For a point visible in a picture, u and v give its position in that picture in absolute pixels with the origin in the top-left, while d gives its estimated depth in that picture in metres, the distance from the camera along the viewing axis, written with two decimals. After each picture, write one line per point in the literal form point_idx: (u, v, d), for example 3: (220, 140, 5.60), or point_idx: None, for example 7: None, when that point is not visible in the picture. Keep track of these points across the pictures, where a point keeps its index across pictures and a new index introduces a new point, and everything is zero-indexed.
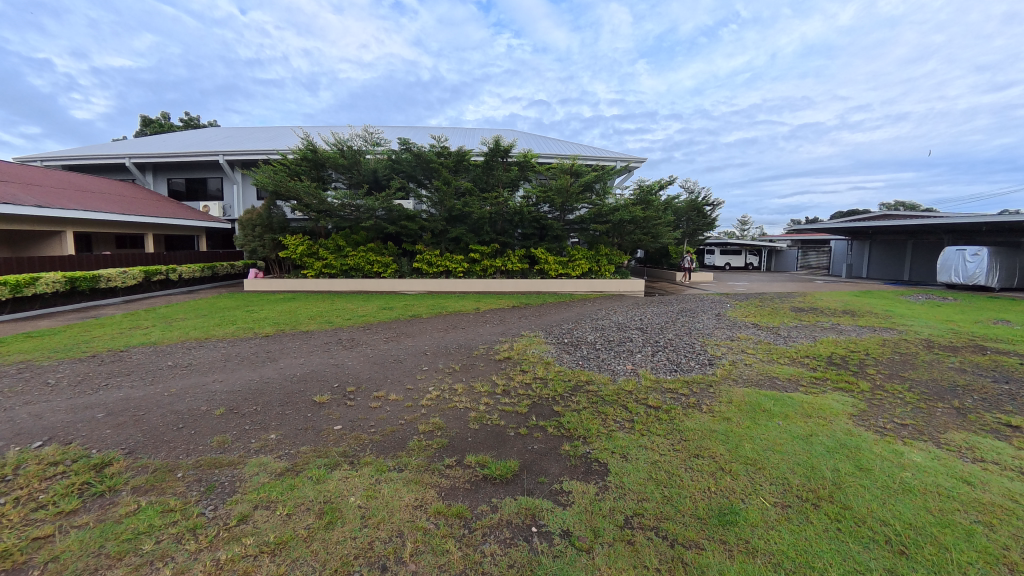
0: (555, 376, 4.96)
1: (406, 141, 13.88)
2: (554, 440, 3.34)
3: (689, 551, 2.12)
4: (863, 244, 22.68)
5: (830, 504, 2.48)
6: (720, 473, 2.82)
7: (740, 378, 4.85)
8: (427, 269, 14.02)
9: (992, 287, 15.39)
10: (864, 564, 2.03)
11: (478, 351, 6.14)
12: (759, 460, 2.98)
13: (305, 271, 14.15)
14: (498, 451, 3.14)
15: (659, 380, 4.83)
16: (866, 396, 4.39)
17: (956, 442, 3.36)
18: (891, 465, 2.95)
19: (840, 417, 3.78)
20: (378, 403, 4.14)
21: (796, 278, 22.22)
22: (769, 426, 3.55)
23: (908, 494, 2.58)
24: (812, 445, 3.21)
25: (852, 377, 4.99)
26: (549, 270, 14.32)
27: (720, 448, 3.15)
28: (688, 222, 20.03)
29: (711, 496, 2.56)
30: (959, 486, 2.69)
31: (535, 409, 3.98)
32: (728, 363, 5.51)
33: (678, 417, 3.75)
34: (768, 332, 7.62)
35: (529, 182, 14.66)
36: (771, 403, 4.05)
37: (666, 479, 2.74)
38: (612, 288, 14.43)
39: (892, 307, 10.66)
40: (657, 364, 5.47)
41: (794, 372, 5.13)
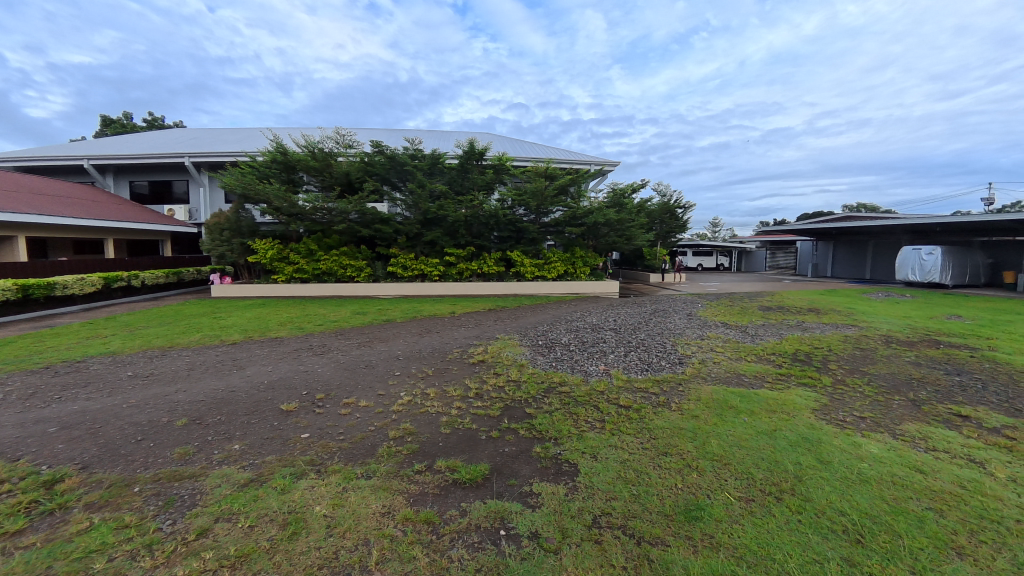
0: (529, 378, 4.99)
1: (379, 143, 13.67)
2: (526, 441, 3.35)
3: (655, 548, 2.15)
4: (827, 244, 23.61)
5: (792, 497, 2.56)
6: (687, 469, 2.88)
7: (708, 376, 4.96)
8: (402, 272, 13.91)
9: (947, 285, 16.18)
10: (822, 555, 2.09)
11: (452, 355, 6.11)
12: (725, 456, 3.05)
13: (276, 276, 13.81)
14: (468, 455, 3.13)
15: (630, 380, 4.90)
16: (828, 390, 4.56)
17: (910, 433, 3.52)
18: (849, 457, 3.06)
19: (803, 412, 3.91)
20: (348, 409, 4.06)
21: (765, 278, 22.93)
22: (736, 422, 3.64)
23: (865, 486, 2.68)
24: (775, 440, 3.30)
25: (816, 374, 5.16)
26: (525, 273, 14.39)
27: (687, 445, 3.22)
28: (661, 224, 20.50)
29: (678, 493, 2.61)
30: (912, 475, 2.82)
31: (508, 411, 3.99)
32: (698, 362, 5.63)
33: (648, 416, 3.82)
34: (737, 331, 7.79)
35: (504, 185, 14.70)
36: (738, 400, 4.15)
37: (635, 478, 2.78)
38: (588, 289, 14.59)
39: (854, 305, 11.08)
40: (629, 364, 5.55)
41: (760, 370, 5.27)
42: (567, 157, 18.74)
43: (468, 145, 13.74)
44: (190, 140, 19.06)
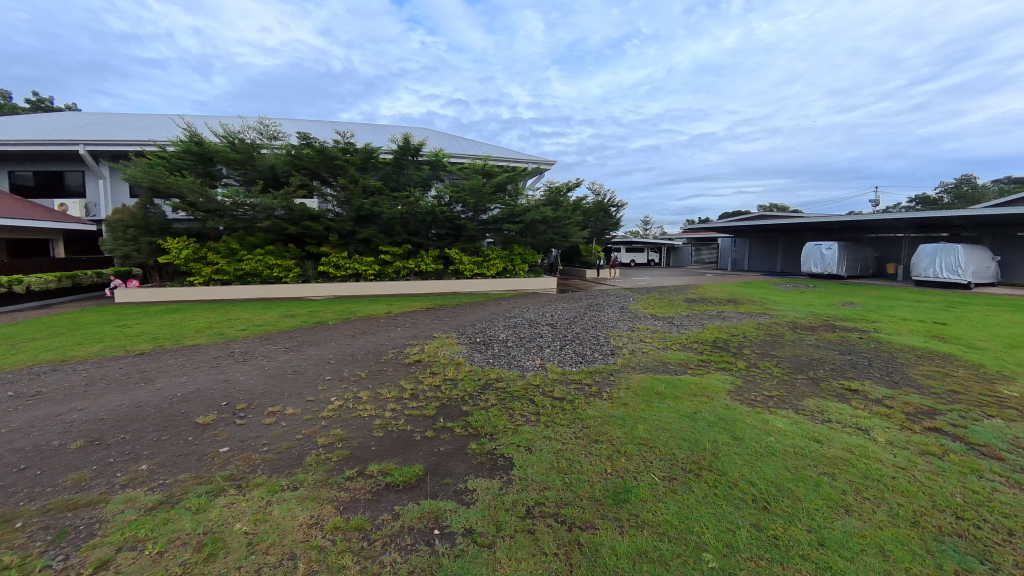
0: (466, 375, 4.99)
1: (307, 135, 12.97)
2: (461, 439, 3.35)
3: (585, 532, 2.25)
4: (744, 240, 25.74)
5: (710, 473, 2.78)
6: (616, 455, 3.03)
7: (638, 366, 5.25)
8: (335, 271, 13.31)
9: (841, 275, 18.26)
10: (734, 523, 2.28)
11: (387, 356, 5.96)
12: (651, 439, 3.25)
13: (191, 277, 12.65)
14: (403, 457, 3.07)
15: (565, 372, 5.07)
16: (742, 373, 5.01)
17: (810, 408, 3.94)
18: (758, 432, 3.38)
19: (720, 394, 4.25)
20: (273, 419, 3.83)
21: (692, 272, 24.56)
22: (661, 407, 3.88)
23: (771, 457, 2.97)
24: (696, 421, 3.57)
25: (732, 358, 5.63)
26: (464, 270, 14.36)
27: (617, 432, 3.38)
28: (596, 222, 21.32)
29: (608, 478, 2.74)
30: (809, 445, 3.17)
31: (445, 410, 3.97)
32: (628, 352, 5.94)
33: (581, 406, 3.97)
34: (664, 322, 8.30)
35: (442, 182, 14.58)
36: (664, 386, 4.44)
37: (567, 467, 2.88)
38: (527, 286, 14.86)
39: (764, 295, 12.22)
40: (564, 357, 5.73)
41: (684, 357, 5.66)
42: (505, 154, 18.89)
43: (403, 140, 13.48)
44: (85, 126, 16.92)
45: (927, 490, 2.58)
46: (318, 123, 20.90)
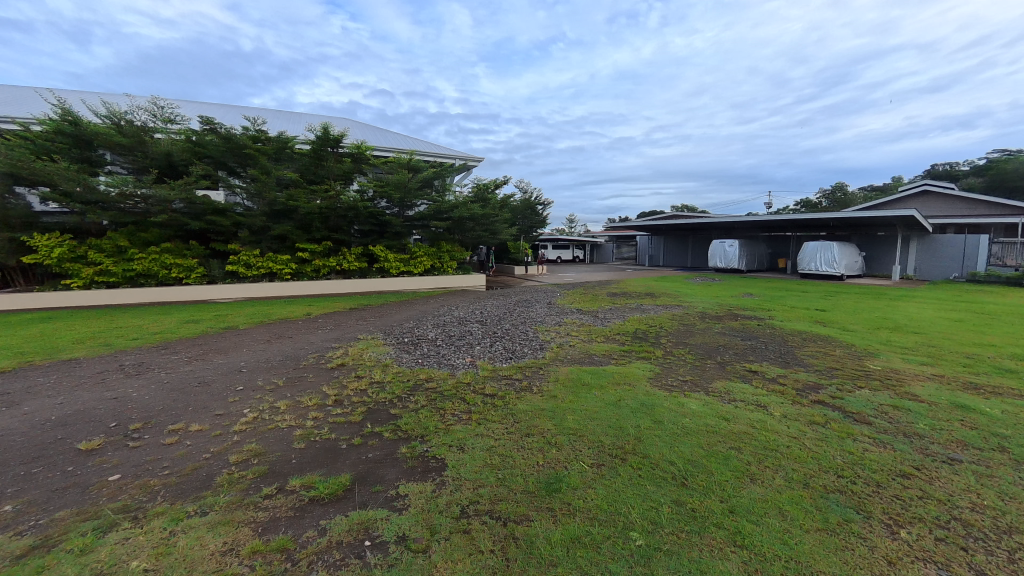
0: (394, 377, 4.84)
1: (210, 120, 11.78)
2: (391, 444, 3.25)
3: (520, 526, 2.28)
4: (659, 237, 27.67)
5: (634, 456, 2.95)
6: (547, 446, 3.11)
7: (565, 358, 5.45)
8: (245, 271, 12.19)
9: (741, 269, 20.33)
10: (657, 501, 2.45)
11: (307, 361, 5.58)
12: (579, 428, 3.38)
13: (65, 280, 10.87)
14: (328, 468, 2.91)
15: (495, 368, 5.11)
16: (660, 360, 5.40)
17: (718, 389, 4.36)
18: (675, 414, 3.66)
19: (641, 381, 4.55)
20: (174, 438, 3.42)
21: (613, 267, 25.92)
22: (588, 397, 4.05)
23: (687, 437, 3.23)
24: (620, 408, 3.77)
25: (650, 348, 6.03)
26: (389, 268, 13.86)
27: (547, 424, 3.48)
28: (523, 219, 21.73)
29: (540, 470, 2.80)
30: (719, 423, 3.49)
31: (372, 415, 3.82)
32: (556, 346, 6.13)
33: (512, 401, 4.03)
34: (589, 316, 8.68)
35: (365, 176, 13.97)
36: (590, 377, 4.65)
37: (501, 463, 2.91)
38: (456, 283, 14.73)
39: (677, 289, 13.25)
40: (494, 354, 5.77)
41: (608, 348, 5.96)
42: (431, 149, 18.54)
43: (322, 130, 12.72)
44: None
45: (813, 455, 2.97)
46: (222, 107, 18.98)
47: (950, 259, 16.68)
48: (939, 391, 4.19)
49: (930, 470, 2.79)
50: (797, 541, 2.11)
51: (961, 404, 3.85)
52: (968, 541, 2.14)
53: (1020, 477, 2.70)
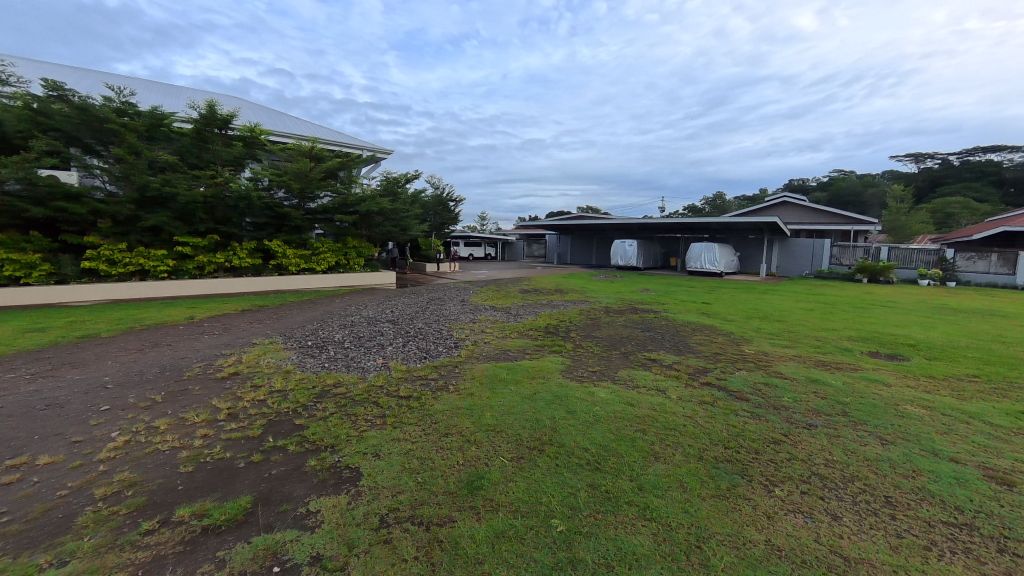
0: (297, 384, 4.46)
1: (57, 86, 9.82)
2: (298, 457, 2.99)
3: (443, 528, 2.24)
4: (567, 237, 29.00)
5: (551, 446, 3.06)
6: (467, 444, 3.10)
7: (481, 355, 5.48)
8: (106, 269, 10.34)
9: (639, 267, 22.13)
10: (574, 486, 2.56)
11: (192, 371, 4.91)
12: (498, 424, 3.42)
13: None
14: (224, 491, 2.59)
15: (409, 369, 4.96)
16: (571, 353, 5.68)
17: (624, 377, 4.71)
18: (587, 403, 3.87)
19: (555, 374, 4.74)
20: (12, 475, 2.78)
21: (524, 265, 26.55)
22: (505, 392, 4.12)
23: (598, 423, 3.43)
24: (535, 401, 3.89)
25: (561, 342, 6.30)
26: (288, 265, 12.74)
27: (465, 422, 3.47)
28: (435, 215, 21.39)
29: (460, 469, 2.78)
30: (626, 408, 3.77)
31: (274, 427, 3.49)
32: (471, 343, 6.13)
33: (428, 402, 3.95)
34: (502, 312, 8.81)
35: (259, 162, 12.69)
36: (505, 372, 4.73)
37: (419, 465, 2.83)
38: (364, 280, 14.01)
39: (583, 285, 14.03)
40: (407, 354, 5.60)
41: (521, 344, 6.12)
42: (336, 138, 17.39)
43: (207, 108, 11.29)
44: None
45: (705, 430, 3.34)
46: (69, 70, 15.83)
47: (803, 259, 19.92)
48: (797, 369, 4.99)
49: (795, 435, 3.29)
50: (696, 508, 2.35)
51: (813, 378, 4.62)
52: (824, 491, 2.57)
53: (856, 434, 3.32)
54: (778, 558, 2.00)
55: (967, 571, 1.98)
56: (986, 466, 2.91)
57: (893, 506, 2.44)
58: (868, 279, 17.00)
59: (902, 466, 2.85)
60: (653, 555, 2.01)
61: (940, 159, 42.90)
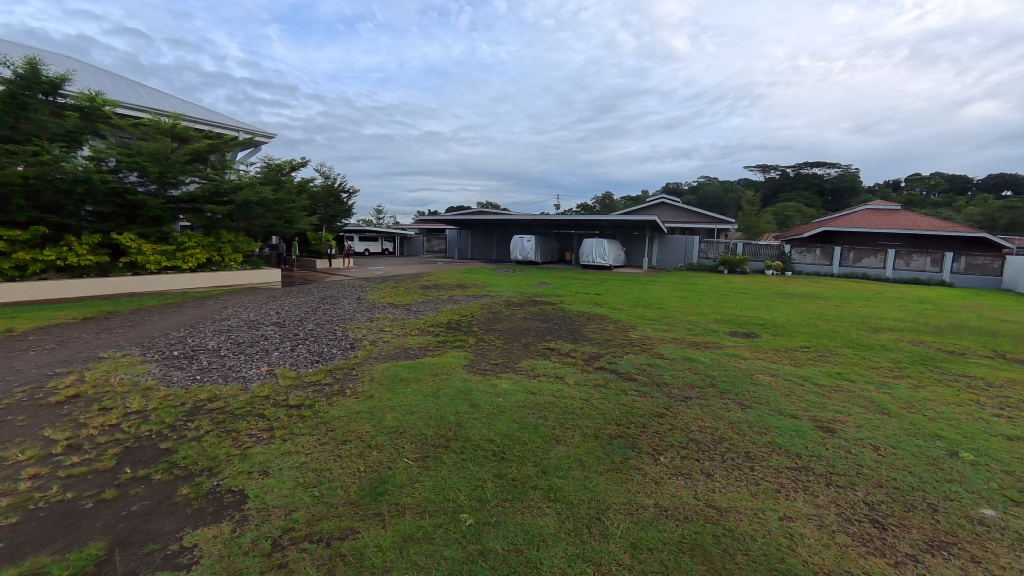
0: (160, 402, 3.82)
1: None
2: (166, 486, 2.58)
3: (346, 541, 2.11)
4: (468, 232, 29.01)
5: (456, 442, 3.04)
6: (367, 450, 2.94)
7: (380, 355, 5.24)
8: None
9: (537, 261, 23.01)
10: (481, 478, 2.58)
11: (11, 397, 3.93)
12: (400, 425, 3.30)
13: None
14: (64, 540, 2.13)
15: (299, 375, 4.56)
16: (472, 347, 5.70)
17: (525, 367, 4.86)
18: (490, 395, 3.92)
19: (457, 369, 4.72)
20: None
21: (424, 261, 25.95)
22: (407, 392, 4.00)
23: (502, 414, 3.50)
24: (439, 398, 3.84)
25: (463, 337, 6.29)
26: (144, 263, 10.73)
27: (365, 426, 3.29)
28: (326, 208, 19.90)
29: (362, 476, 2.63)
30: (528, 397, 3.90)
31: (132, 456, 2.95)
32: (368, 343, 5.84)
33: (323, 409, 3.67)
34: (401, 309, 8.50)
35: (102, 139, 10.61)
36: (407, 371, 4.60)
37: (316, 478, 2.63)
38: (244, 279, 12.47)
39: (484, 279, 14.18)
40: (297, 359, 5.13)
41: (423, 341, 5.98)
42: (204, 115, 15.21)
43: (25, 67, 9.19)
44: None
45: (599, 411, 3.60)
46: None
47: (678, 254, 22.50)
48: (674, 349, 5.64)
49: (673, 408, 3.72)
50: (595, 484, 2.53)
51: (687, 356, 5.26)
52: (698, 453, 2.95)
53: (722, 402, 3.85)
54: (665, 518, 2.24)
55: (805, 505, 2.43)
56: (815, 419, 3.59)
57: (751, 459, 2.89)
58: (728, 270, 19.77)
59: (757, 425, 3.39)
60: (558, 534, 2.11)
61: (779, 170, 51.44)
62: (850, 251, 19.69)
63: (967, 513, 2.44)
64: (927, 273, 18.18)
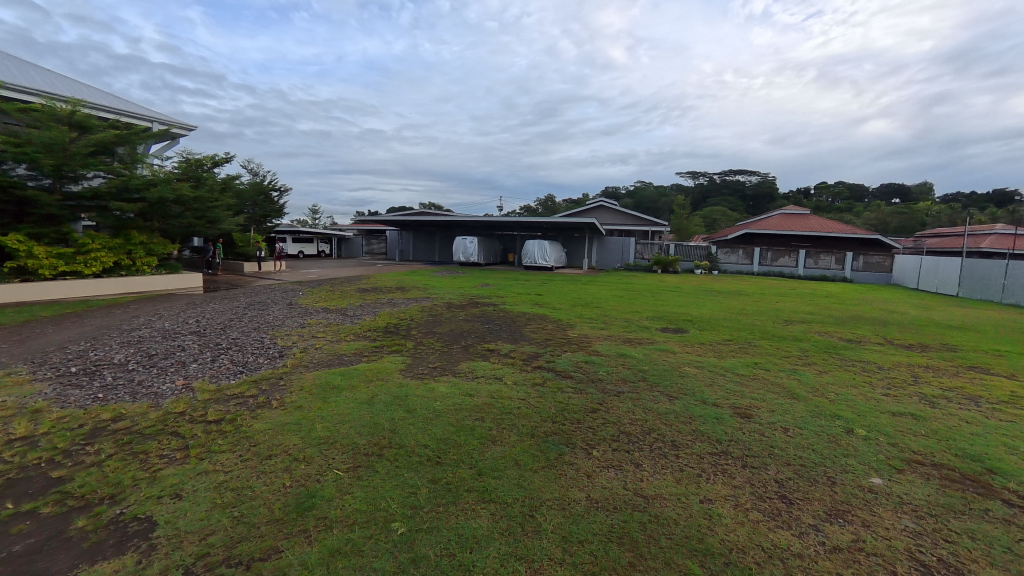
0: (52, 426, 3.38)
1: None
2: (57, 520, 2.28)
3: (268, 562, 1.98)
4: (409, 233, 28.36)
5: (390, 449, 2.95)
6: (294, 464, 2.78)
7: (311, 363, 4.98)
8: None
9: (480, 262, 22.98)
10: (415, 485, 2.53)
11: None
12: (331, 435, 3.15)
13: None
14: None
15: (220, 388, 4.22)
16: (410, 351, 5.58)
17: (464, 369, 4.83)
18: (426, 400, 3.85)
19: (393, 374, 4.59)
20: None
21: (363, 263, 25.02)
22: (339, 400, 3.83)
23: (438, 418, 3.45)
24: (374, 405, 3.71)
25: (401, 341, 6.14)
26: (37, 268, 9.45)
27: (293, 439, 3.11)
28: (254, 206, 18.61)
29: (288, 491, 2.49)
30: (465, 399, 3.87)
31: (14, 489, 2.58)
32: (299, 351, 5.53)
33: (246, 423, 3.43)
34: (336, 314, 8.13)
35: None
36: (339, 379, 4.40)
37: (236, 497, 2.45)
38: (159, 285, 11.36)
39: (425, 281, 13.92)
40: (218, 370, 4.75)
41: (358, 346, 5.77)
42: (110, 102, 13.69)
43: None
44: None
45: (536, 409, 3.66)
46: None
47: (615, 255, 23.45)
48: (610, 346, 5.86)
49: (607, 402, 3.86)
50: (529, 482, 2.56)
51: (621, 352, 5.50)
52: (629, 445, 3.08)
53: (652, 395, 4.06)
54: (596, 510, 2.32)
55: (723, 487, 2.62)
56: (734, 406, 3.88)
57: (676, 447, 3.07)
58: (661, 270, 20.87)
59: (683, 415, 3.61)
60: (492, 534, 2.12)
61: (707, 177, 55.20)
62: (768, 252, 21.51)
63: (860, 482, 2.75)
64: (832, 271, 20.36)
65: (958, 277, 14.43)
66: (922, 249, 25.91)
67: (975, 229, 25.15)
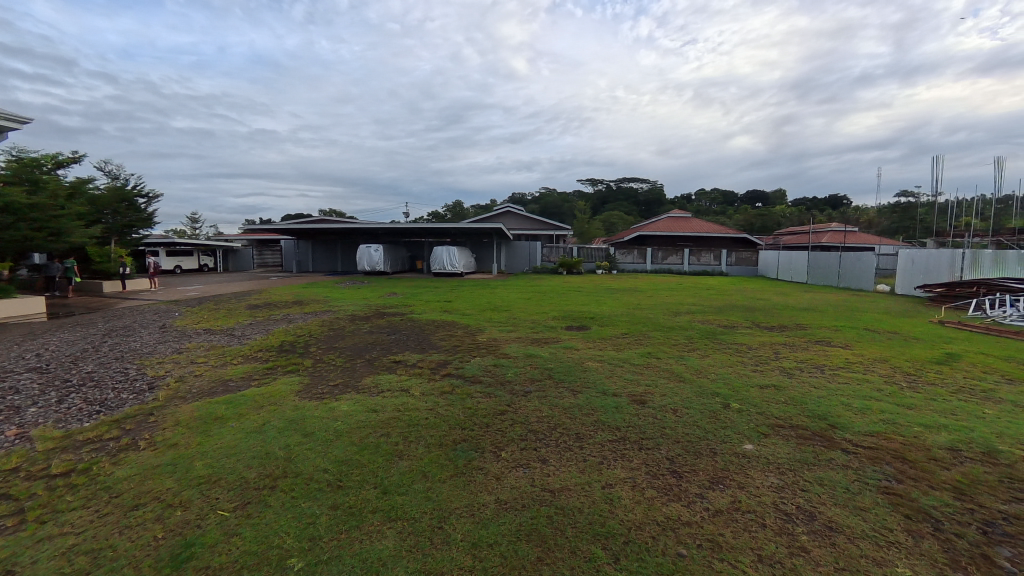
0: None
1: None
2: None
3: None
4: (307, 242, 26.37)
5: (285, 479, 2.72)
6: (168, 511, 2.44)
7: (189, 394, 4.39)
8: None
9: (386, 270, 22.17)
10: (314, 513, 2.36)
11: None
12: (213, 472, 2.82)
13: None
14: None
15: (67, 434, 3.54)
16: (308, 370, 5.19)
17: (368, 385, 4.61)
18: (326, 422, 3.60)
19: (288, 397, 4.23)
20: None
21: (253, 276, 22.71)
22: (223, 432, 3.43)
23: (339, 439, 3.26)
24: (265, 433, 3.38)
25: (298, 360, 5.67)
26: None
27: (166, 482, 2.73)
28: (114, 215, 15.94)
29: (160, 544, 2.17)
30: (369, 416, 3.69)
31: None
32: (173, 381, 4.86)
33: (103, 471, 2.92)
34: (221, 335, 7.27)
35: None
36: (224, 408, 3.94)
37: (90, 563, 2.07)
38: None
39: (326, 294, 13.06)
40: (64, 413, 3.98)
41: (247, 370, 5.23)
42: None
43: None
44: None
45: (444, 418, 3.62)
46: None
47: (523, 259, 24.16)
48: (518, 348, 6.01)
49: (515, 403, 3.95)
50: (438, 493, 2.52)
51: (528, 353, 5.68)
52: (537, 443, 3.19)
53: (558, 391, 4.24)
54: (506, 511, 2.37)
55: (622, 470, 2.83)
56: (630, 394, 4.21)
57: (580, 439, 3.26)
58: (566, 271, 21.84)
59: (586, 408, 3.82)
60: (400, 553, 2.06)
61: (604, 184, 59.36)
62: (659, 251, 23.68)
63: (735, 450, 3.16)
64: (712, 266, 23.12)
65: (807, 267, 17.22)
66: (778, 245, 30.45)
67: (816, 228, 30.27)
